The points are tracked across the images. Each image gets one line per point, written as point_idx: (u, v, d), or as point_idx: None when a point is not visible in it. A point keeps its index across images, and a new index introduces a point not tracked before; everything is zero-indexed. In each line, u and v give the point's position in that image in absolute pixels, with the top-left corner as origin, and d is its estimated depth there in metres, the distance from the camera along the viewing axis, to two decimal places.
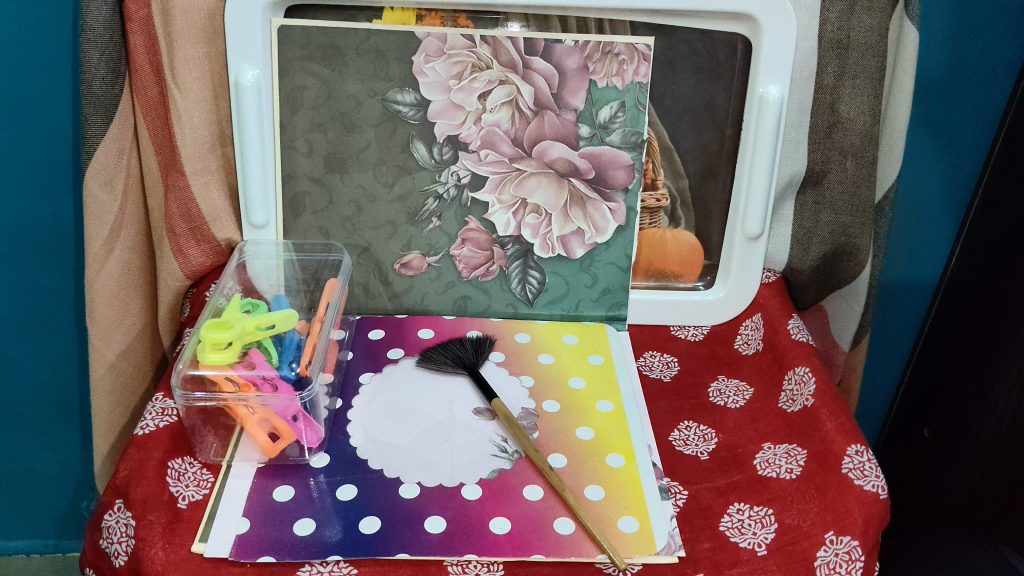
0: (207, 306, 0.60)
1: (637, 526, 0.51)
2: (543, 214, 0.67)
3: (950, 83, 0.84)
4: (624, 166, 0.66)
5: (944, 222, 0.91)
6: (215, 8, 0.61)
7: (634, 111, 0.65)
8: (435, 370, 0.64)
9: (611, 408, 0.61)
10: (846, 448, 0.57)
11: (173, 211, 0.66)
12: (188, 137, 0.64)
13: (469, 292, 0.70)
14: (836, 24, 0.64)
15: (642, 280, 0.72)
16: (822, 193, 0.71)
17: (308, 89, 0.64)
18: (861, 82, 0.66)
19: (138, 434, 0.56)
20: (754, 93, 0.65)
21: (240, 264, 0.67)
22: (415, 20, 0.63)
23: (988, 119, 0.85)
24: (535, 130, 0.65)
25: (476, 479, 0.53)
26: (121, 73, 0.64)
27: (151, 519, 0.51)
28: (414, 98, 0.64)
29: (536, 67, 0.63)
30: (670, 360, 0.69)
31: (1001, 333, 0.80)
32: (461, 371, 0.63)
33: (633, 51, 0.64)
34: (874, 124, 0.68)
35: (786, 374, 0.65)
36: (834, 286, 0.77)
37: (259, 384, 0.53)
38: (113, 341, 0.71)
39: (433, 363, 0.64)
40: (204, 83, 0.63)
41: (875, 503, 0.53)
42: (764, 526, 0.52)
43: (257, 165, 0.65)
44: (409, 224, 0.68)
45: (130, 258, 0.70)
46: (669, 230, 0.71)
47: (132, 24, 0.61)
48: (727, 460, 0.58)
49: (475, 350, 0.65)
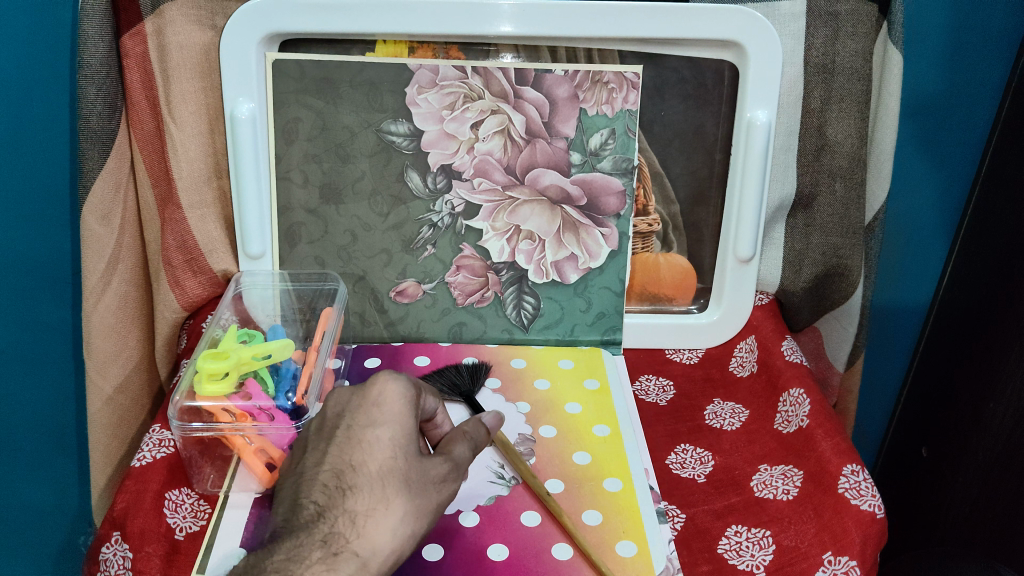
0: (203, 337, 0.60)
1: (636, 550, 0.51)
2: (536, 240, 0.68)
3: (937, 106, 0.85)
4: (616, 192, 0.67)
5: (936, 241, 0.92)
6: (210, 44, 0.63)
7: (624, 139, 0.66)
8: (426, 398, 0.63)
9: (608, 432, 0.60)
10: (842, 468, 0.57)
11: (170, 243, 0.67)
12: (184, 170, 0.66)
13: (464, 318, 0.71)
14: (821, 49, 0.65)
15: (636, 304, 0.73)
16: (812, 216, 0.72)
17: (303, 119, 0.65)
18: (848, 106, 0.67)
19: (135, 466, 0.57)
20: (742, 118, 0.66)
21: (237, 295, 0.67)
22: (408, 52, 0.64)
23: (975, 141, 0.86)
24: (527, 158, 0.66)
25: (474, 506, 0.53)
26: (117, 108, 0.65)
27: (149, 551, 0.52)
28: (407, 129, 0.65)
29: (526, 97, 0.64)
30: (666, 384, 0.69)
31: (996, 351, 0.80)
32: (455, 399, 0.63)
33: (622, 79, 0.65)
34: (862, 147, 0.69)
35: (781, 397, 0.65)
36: (827, 307, 0.78)
37: (255, 414, 0.53)
38: (111, 373, 0.71)
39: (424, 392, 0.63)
40: (200, 117, 0.65)
41: (872, 522, 0.53)
42: (762, 548, 0.52)
43: (253, 196, 0.66)
44: (404, 252, 0.68)
45: (128, 291, 0.70)
46: (662, 254, 0.72)
47: (129, 60, 0.63)
48: (724, 483, 0.58)
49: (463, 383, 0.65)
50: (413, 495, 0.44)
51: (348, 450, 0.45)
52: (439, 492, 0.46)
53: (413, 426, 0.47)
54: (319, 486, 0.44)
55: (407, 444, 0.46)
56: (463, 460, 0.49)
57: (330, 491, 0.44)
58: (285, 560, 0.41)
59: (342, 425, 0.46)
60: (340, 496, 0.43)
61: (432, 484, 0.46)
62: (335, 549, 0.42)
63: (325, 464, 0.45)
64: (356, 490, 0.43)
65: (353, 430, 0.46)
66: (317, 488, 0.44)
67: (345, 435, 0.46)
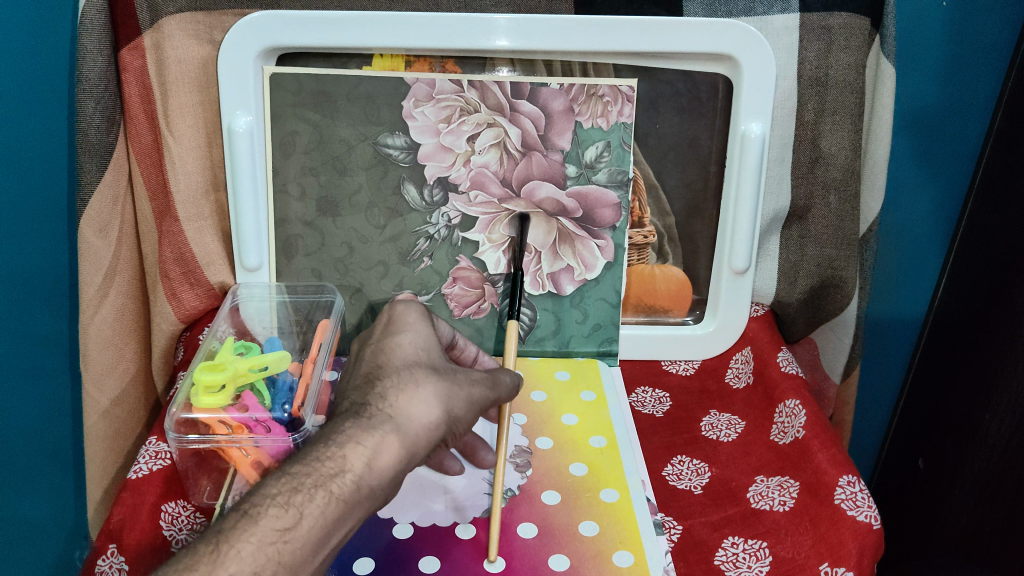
0: (201, 349, 0.60)
1: (632, 559, 0.50)
2: (532, 252, 0.68)
3: (931, 118, 0.86)
4: (611, 204, 0.67)
5: (931, 251, 0.93)
6: (208, 58, 0.64)
7: (619, 151, 0.66)
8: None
9: (604, 443, 0.60)
10: (838, 479, 0.57)
11: (168, 256, 0.68)
12: (182, 183, 0.66)
13: (460, 330, 0.70)
14: (814, 62, 0.66)
15: (633, 315, 0.73)
16: (806, 228, 0.72)
17: (301, 131, 0.65)
18: (841, 118, 0.67)
19: (132, 478, 0.57)
20: (737, 130, 0.66)
21: (234, 308, 0.67)
22: (404, 65, 0.65)
23: (969, 154, 0.87)
24: (523, 171, 0.66)
25: (471, 518, 0.53)
26: (115, 121, 0.65)
27: (145, 565, 0.52)
28: (404, 142, 0.65)
29: (522, 110, 0.65)
30: (663, 396, 0.70)
31: (992, 362, 0.80)
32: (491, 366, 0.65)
33: (617, 93, 0.65)
34: (855, 159, 0.69)
35: (777, 408, 0.66)
36: (823, 319, 0.78)
37: (253, 427, 0.53)
38: (107, 386, 0.71)
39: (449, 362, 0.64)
40: (197, 130, 0.65)
41: (869, 534, 0.53)
42: (758, 559, 0.52)
43: (250, 209, 0.66)
44: (402, 265, 0.68)
45: (125, 303, 0.70)
46: (658, 265, 0.72)
47: (127, 73, 0.63)
48: (721, 494, 0.58)
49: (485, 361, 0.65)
50: (438, 380, 0.47)
51: (374, 355, 0.49)
52: (469, 386, 0.48)
53: (431, 335, 0.51)
54: (352, 388, 0.47)
55: (428, 349, 0.50)
56: (503, 385, 0.51)
57: (361, 384, 0.47)
58: (324, 432, 0.44)
59: (366, 346, 0.50)
60: (370, 384, 0.46)
61: (460, 377, 0.48)
62: (370, 414, 0.44)
63: (358, 369, 0.48)
64: (385, 376, 0.47)
65: (375, 344, 0.50)
66: (352, 387, 0.47)
67: (368, 349, 0.50)
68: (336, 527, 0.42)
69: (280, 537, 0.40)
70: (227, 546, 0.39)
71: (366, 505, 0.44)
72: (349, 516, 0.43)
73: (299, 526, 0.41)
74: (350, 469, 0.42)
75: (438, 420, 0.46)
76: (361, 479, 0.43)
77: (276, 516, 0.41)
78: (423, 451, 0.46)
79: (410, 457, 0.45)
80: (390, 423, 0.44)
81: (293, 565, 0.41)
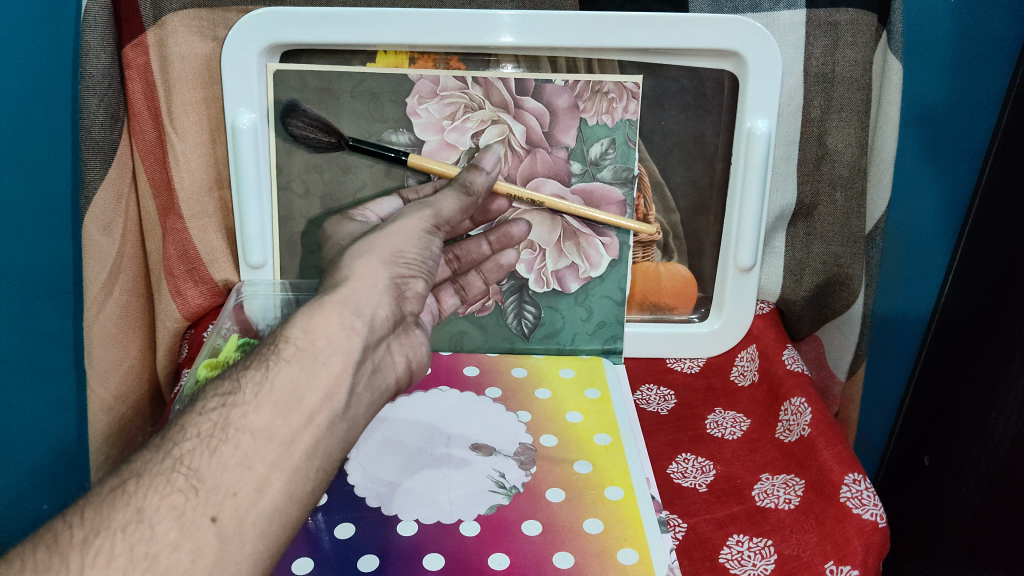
0: (205, 348, 0.61)
1: (637, 558, 0.49)
2: (537, 249, 0.68)
3: (938, 116, 0.86)
4: (617, 202, 0.67)
5: (938, 248, 0.92)
6: (212, 54, 0.63)
7: (624, 148, 0.66)
8: (477, 260, 0.67)
9: (609, 441, 0.60)
10: (844, 477, 0.57)
11: (172, 253, 0.68)
12: (186, 180, 0.66)
13: (465, 327, 0.70)
14: (821, 58, 0.66)
15: (638, 313, 0.73)
16: (812, 224, 0.72)
17: (290, 127, 0.64)
18: (848, 115, 0.67)
19: None
20: (742, 127, 0.66)
21: (238, 304, 0.66)
22: (408, 62, 0.65)
23: (975, 150, 0.86)
24: (528, 167, 0.66)
25: (475, 516, 0.53)
26: (119, 118, 0.65)
27: None
28: (408, 139, 0.65)
29: (527, 107, 0.65)
30: (667, 393, 0.70)
31: (999, 360, 0.79)
32: (513, 235, 0.66)
33: (622, 89, 0.64)
34: (862, 156, 0.69)
35: (782, 405, 0.65)
36: (828, 316, 0.77)
37: None
38: (111, 382, 0.71)
39: (462, 252, 0.66)
40: (201, 127, 0.65)
41: (875, 531, 0.53)
42: (764, 557, 0.52)
43: (254, 206, 0.66)
44: (350, 209, 0.65)
45: (128, 300, 0.71)
46: (662, 263, 0.72)
47: (131, 70, 0.63)
48: (726, 492, 0.58)
49: (491, 236, 0.66)
50: (367, 240, 0.53)
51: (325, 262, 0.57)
52: (398, 228, 0.54)
53: (365, 224, 0.62)
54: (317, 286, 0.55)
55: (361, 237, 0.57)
56: (444, 215, 0.58)
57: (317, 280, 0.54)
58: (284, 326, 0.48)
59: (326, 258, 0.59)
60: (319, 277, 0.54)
61: (390, 227, 0.54)
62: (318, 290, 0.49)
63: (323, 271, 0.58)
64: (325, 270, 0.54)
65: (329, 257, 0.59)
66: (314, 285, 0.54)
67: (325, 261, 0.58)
68: (304, 389, 0.42)
69: (225, 405, 0.41)
70: (179, 424, 0.41)
71: (339, 362, 0.44)
72: (316, 378, 0.43)
73: (241, 395, 0.42)
74: (292, 340, 0.44)
75: (375, 267, 0.50)
76: (304, 343, 0.44)
77: (221, 393, 0.42)
78: (379, 293, 0.48)
79: (360, 311, 0.47)
80: (326, 292, 0.48)
81: (256, 431, 0.40)
